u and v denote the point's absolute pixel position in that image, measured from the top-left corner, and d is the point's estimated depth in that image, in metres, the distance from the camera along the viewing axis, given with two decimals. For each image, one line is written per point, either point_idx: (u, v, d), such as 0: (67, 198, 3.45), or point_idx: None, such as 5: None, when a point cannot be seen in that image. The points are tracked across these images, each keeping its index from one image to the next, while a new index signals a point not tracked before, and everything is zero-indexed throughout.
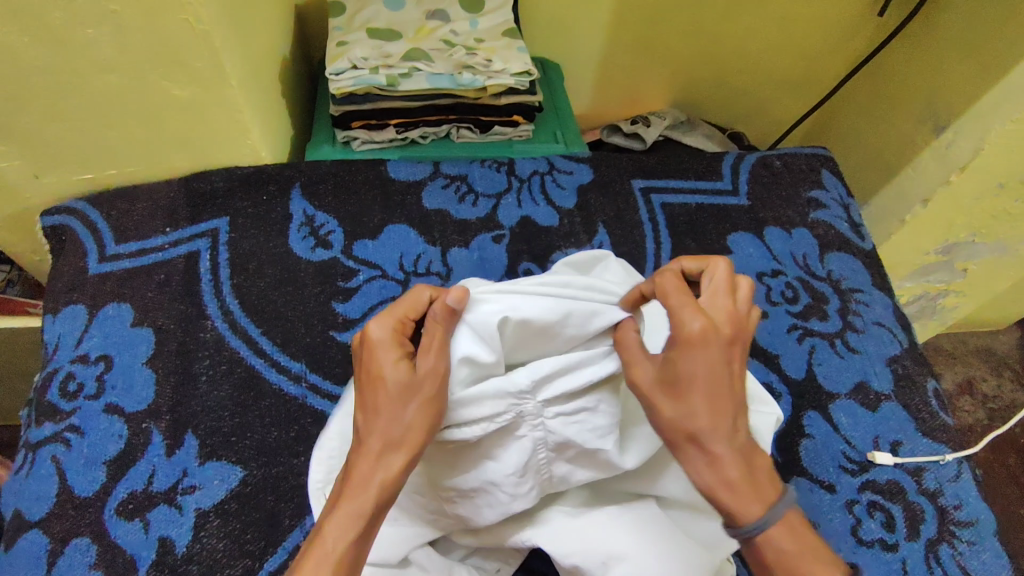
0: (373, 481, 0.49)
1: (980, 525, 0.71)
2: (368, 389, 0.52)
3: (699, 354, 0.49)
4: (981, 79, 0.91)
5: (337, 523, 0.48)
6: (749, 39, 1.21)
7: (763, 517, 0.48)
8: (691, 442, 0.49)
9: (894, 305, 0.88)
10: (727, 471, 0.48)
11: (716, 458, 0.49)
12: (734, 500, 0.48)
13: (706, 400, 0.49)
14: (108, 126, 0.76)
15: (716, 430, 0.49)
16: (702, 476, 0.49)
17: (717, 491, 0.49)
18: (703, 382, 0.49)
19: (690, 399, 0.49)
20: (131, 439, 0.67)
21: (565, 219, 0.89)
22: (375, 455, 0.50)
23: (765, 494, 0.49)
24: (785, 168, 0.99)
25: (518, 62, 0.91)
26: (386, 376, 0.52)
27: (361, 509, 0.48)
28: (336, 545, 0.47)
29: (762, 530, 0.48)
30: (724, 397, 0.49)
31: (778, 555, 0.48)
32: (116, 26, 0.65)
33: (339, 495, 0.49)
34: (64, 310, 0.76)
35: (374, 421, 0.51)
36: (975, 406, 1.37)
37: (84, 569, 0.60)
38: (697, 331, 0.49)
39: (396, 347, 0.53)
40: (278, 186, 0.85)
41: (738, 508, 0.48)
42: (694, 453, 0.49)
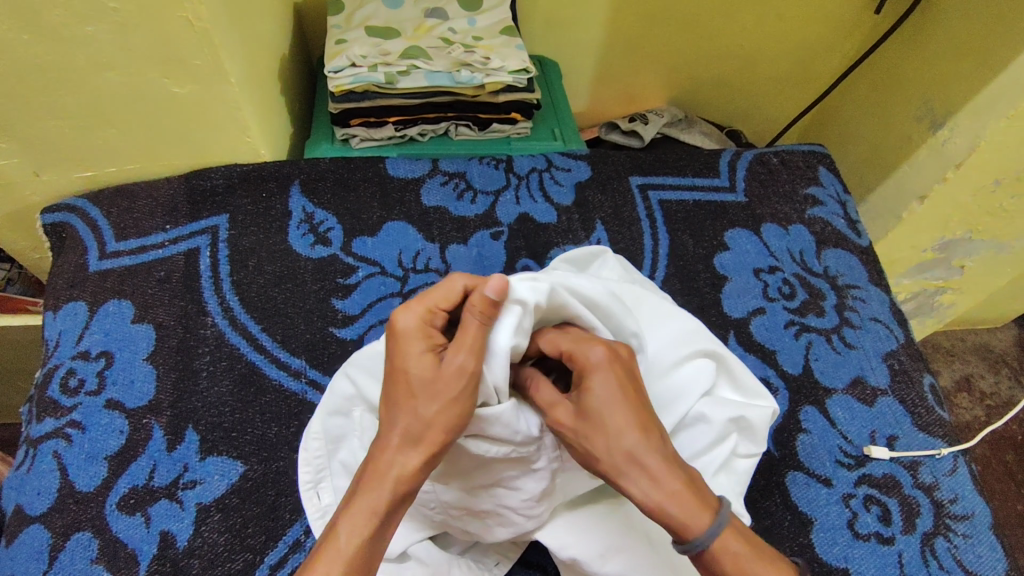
0: (389, 476, 0.48)
1: (975, 518, 0.72)
2: (390, 382, 0.51)
3: (601, 376, 0.52)
4: (976, 76, 0.91)
5: (352, 516, 0.47)
6: (747, 36, 1.21)
7: (711, 525, 0.47)
8: (625, 464, 0.49)
9: (890, 301, 0.89)
10: (668, 482, 0.48)
11: (649, 475, 0.48)
12: (683, 510, 0.47)
13: (622, 424, 0.49)
14: (108, 125, 0.76)
15: (642, 448, 0.49)
16: (643, 495, 0.48)
17: (663, 505, 0.48)
18: (618, 403, 0.50)
19: (607, 426, 0.50)
20: (132, 435, 0.68)
21: (564, 216, 0.89)
22: (394, 448, 0.49)
23: (709, 501, 0.48)
24: (782, 165, 0.99)
25: (516, 59, 0.91)
26: (409, 370, 0.50)
27: (374, 505, 0.48)
28: (349, 542, 0.46)
29: (718, 533, 0.47)
30: (637, 417, 0.50)
31: (733, 559, 0.47)
32: (116, 23, 0.65)
33: (352, 491, 0.49)
34: (65, 307, 0.76)
35: (390, 416, 0.50)
36: (973, 403, 1.38)
37: (85, 564, 0.61)
38: (597, 357, 0.53)
39: (421, 341, 0.52)
40: (277, 183, 0.86)
41: (686, 518, 0.47)
42: (630, 477, 0.49)
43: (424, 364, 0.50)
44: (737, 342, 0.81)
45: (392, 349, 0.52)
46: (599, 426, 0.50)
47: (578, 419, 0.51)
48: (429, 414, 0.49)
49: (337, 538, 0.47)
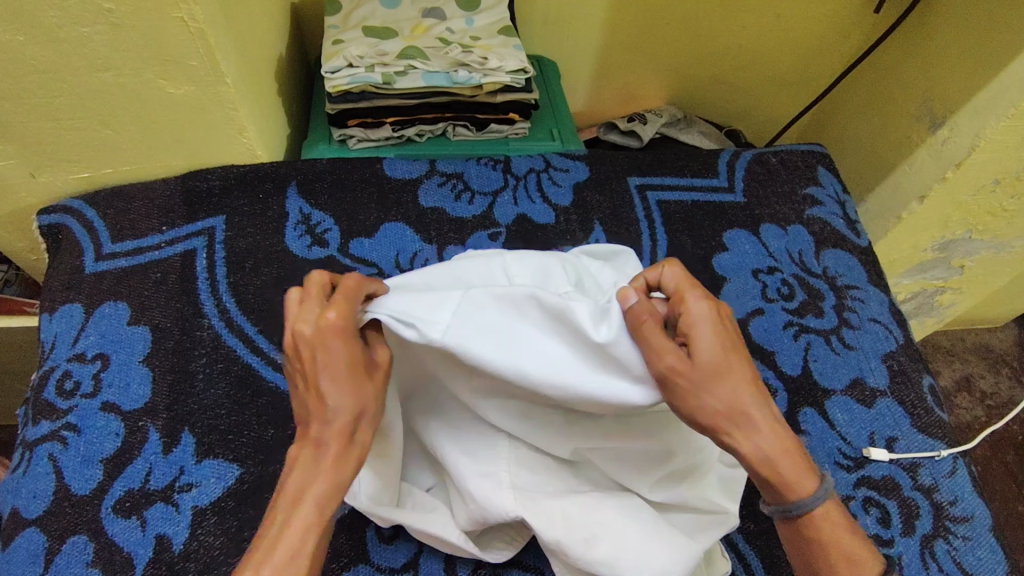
0: (345, 465, 0.50)
1: (975, 521, 0.72)
2: (331, 365, 0.50)
3: (708, 329, 0.52)
4: (975, 75, 0.91)
5: (319, 481, 0.49)
6: (746, 36, 1.21)
7: (817, 489, 0.51)
8: (736, 421, 0.51)
9: (889, 301, 0.89)
10: (774, 439, 0.51)
11: (761, 432, 0.51)
12: (794, 470, 0.51)
13: (739, 382, 0.51)
14: (104, 126, 0.76)
15: (753, 403, 0.51)
16: (753, 449, 0.51)
17: (772, 461, 0.51)
18: (732, 365, 0.52)
19: (722, 380, 0.51)
20: (128, 438, 0.68)
21: (562, 217, 0.89)
22: (342, 427, 0.50)
23: (805, 467, 0.52)
24: (781, 165, 0.99)
25: (514, 59, 0.91)
26: (351, 357, 0.51)
27: (341, 481, 0.49)
28: (324, 513, 0.48)
29: (819, 502, 0.51)
30: (745, 373, 0.52)
31: (831, 527, 0.51)
32: (111, 24, 0.65)
33: (316, 463, 0.49)
34: (61, 310, 0.76)
35: (342, 395, 0.50)
36: (973, 403, 1.38)
37: (81, 567, 0.61)
38: (701, 314, 0.53)
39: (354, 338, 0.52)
40: (274, 184, 0.86)
41: (794, 481, 0.51)
42: (741, 432, 0.51)
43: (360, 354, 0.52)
44: None
45: (326, 338, 0.51)
46: (717, 379, 0.51)
47: (694, 372, 0.50)
48: (370, 404, 0.51)
49: (307, 506, 0.48)
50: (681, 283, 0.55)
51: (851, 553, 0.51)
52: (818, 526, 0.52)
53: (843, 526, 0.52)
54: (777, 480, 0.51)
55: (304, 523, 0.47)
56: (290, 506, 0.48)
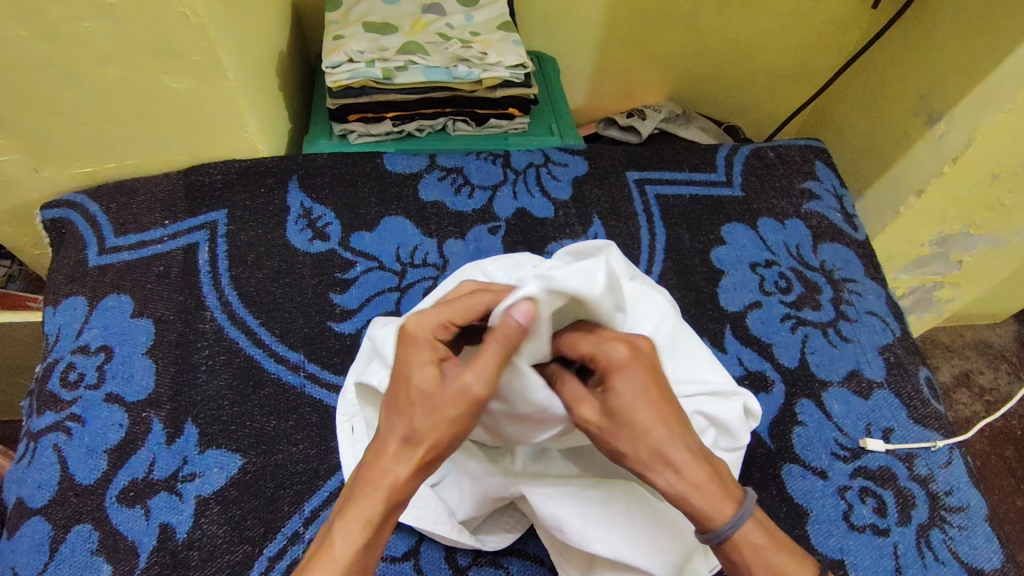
0: (383, 485, 0.48)
1: (970, 511, 0.72)
2: (392, 391, 0.50)
3: (630, 379, 0.50)
4: (973, 70, 0.92)
5: (348, 524, 0.47)
6: (744, 31, 1.22)
7: (736, 516, 0.48)
8: (653, 463, 0.49)
9: (886, 294, 0.89)
10: (691, 476, 0.48)
11: (674, 472, 0.48)
12: (705, 502, 0.48)
13: (647, 429, 0.48)
14: (108, 121, 0.77)
15: (674, 449, 0.49)
16: (669, 488, 0.49)
17: (686, 497, 0.49)
18: (642, 412, 0.49)
19: (631, 428, 0.49)
20: (132, 428, 0.68)
21: (561, 211, 0.90)
22: (390, 456, 0.48)
23: (721, 503, 0.49)
24: (779, 159, 1.00)
25: (513, 55, 0.92)
26: (411, 380, 0.49)
27: (368, 514, 0.47)
28: (341, 554, 0.46)
29: (741, 523, 0.48)
30: (661, 415, 0.49)
31: (752, 547, 0.49)
32: (114, 19, 0.65)
33: (349, 499, 0.48)
34: (65, 302, 0.77)
35: (393, 424, 0.49)
36: (972, 398, 1.38)
37: (85, 556, 0.61)
38: (625, 358, 0.50)
39: (427, 346, 0.50)
40: (276, 178, 0.86)
41: (711, 509, 0.48)
42: (656, 473, 0.49)
43: (430, 371, 0.49)
44: (733, 336, 0.82)
45: (402, 348, 0.51)
46: (623, 425, 0.49)
47: (603, 421, 0.50)
48: (425, 428, 0.48)
49: (332, 554, 0.46)
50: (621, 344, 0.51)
51: (781, 566, 0.49)
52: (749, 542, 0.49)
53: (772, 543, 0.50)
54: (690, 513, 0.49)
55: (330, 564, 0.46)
56: (325, 534, 0.48)
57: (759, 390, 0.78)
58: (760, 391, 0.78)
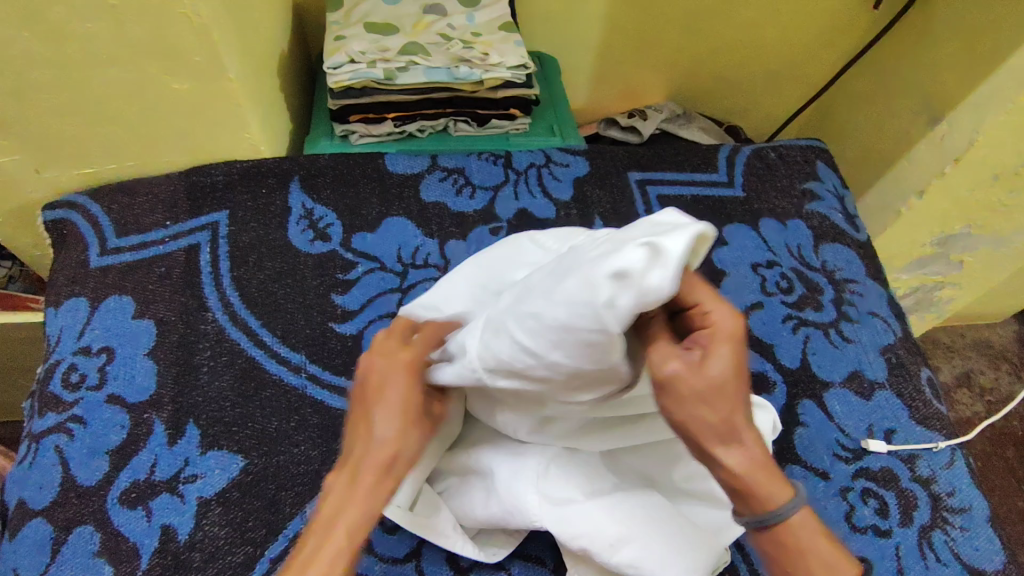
0: (385, 487, 0.48)
1: (972, 512, 0.72)
2: (386, 403, 0.51)
3: (727, 348, 0.45)
4: (975, 70, 0.91)
5: (350, 513, 0.46)
6: (746, 32, 1.21)
7: (793, 501, 0.46)
8: (727, 435, 0.45)
9: (888, 295, 0.89)
10: (756, 453, 0.46)
11: (743, 446, 0.45)
12: (767, 485, 0.45)
13: (737, 401, 0.45)
14: (109, 122, 0.77)
15: (747, 424, 0.46)
16: (733, 464, 0.45)
17: (752, 476, 0.45)
18: (734, 383, 0.45)
19: (722, 398, 0.44)
20: (133, 429, 0.68)
21: (562, 212, 0.90)
22: (390, 455, 0.49)
23: (779, 491, 0.46)
24: (780, 160, 1.00)
25: (514, 55, 0.92)
26: (401, 399, 0.51)
27: (374, 510, 0.47)
28: (348, 546, 0.46)
29: (795, 510, 0.46)
30: (745, 393, 0.46)
31: (797, 541, 0.46)
32: (116, 19, 0.65)
33: (350, 490, 0.47)
34: (66, 303, 0.77)
35: (391, 429, 0.50)
36: (973, 398, 1.38)
37: (87, 557, 0.61)
38: (728, 325, 0.46)
39: (409, 378, 0.52)
40: (277, 179, 0.86)
41: (770, 492, 0.45)
42: (726, 445, 0.45)
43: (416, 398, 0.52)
44: None
45: (389, 377, 0.52)
46: (715, 392, 0.44)
47: (694, 381, 0.44)
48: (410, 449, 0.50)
49: (337, 534, 0.46)
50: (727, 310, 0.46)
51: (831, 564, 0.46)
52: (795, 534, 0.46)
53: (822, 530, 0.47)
54: (748, 494, 0.46)
55: (334, 552, 0.45)
56: (321, 527, 0.46)
57: (761, 391, 0.78)
58: (762, 392, 0.78)
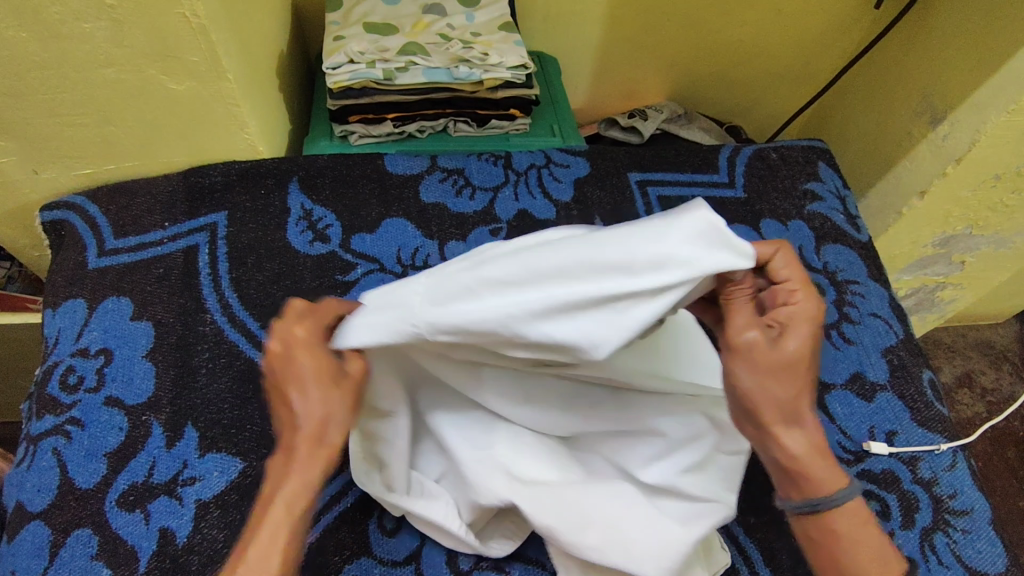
0: (316, 455, 0.49)
1: (974, 514, 0.72)
2: (299, 375, 0.50)
3: (806, 328, 0.51)
4: (977, 70, 0.91)
5: (291, 484, 0.49)
6: (746, 31, 1.21)
7: (848, 489, 0.50)
8: (791, 413, 0.50)
9: (890, 296, 0.89)
10: (816, 437, 0.51)
11: (805, 427, 0.51)
12: (825, 471, 0.50)
13: (806, 382, 0.50)
14: (108, 123, 0.76)
15: (809, 409, 0.51)
16: (795, 446, 0.50)
17: (811, 459, 0.50)
18: (805, 364, 0.50)
19: (792, 373, 0.50)
20: (132, 432, 0.68)
21: (562, 213, 0.89)
22: (315, 425, 0.50)
23: (837, 478, 0.50)
24: (782, 160, 0.99)
25: (514, 55, 0.91)
26: (314, 368, 0.50)
27: (309, 478, 0.49)
28: (289, 515, 0.48)
29: (849, 498, 0.50)
30: (811, 379, 0.51)
31: (825, 533, 0.50)
32: (113, 19, 0.65)
33: (286, 465, 0.49)
34: (64, 305, 0.77)
35: (309, 400, 0.50)
36: (974, 399, 1.38)
37: (85, 560, 0.61)
38: (805, 310, 0.52)
39: (319, 346, 0.51)
40: (276, 180, 0.86)
41: (826, 479, 0.50)
42: (792, 423, 0.50)
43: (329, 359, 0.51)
44: None
45: (294, 351, 0.51)
46: (789, 368, 0.50)
47: (772, 351, 0.50)
48: (333, 412, 0.50)
49: (278, 507, 0.48)
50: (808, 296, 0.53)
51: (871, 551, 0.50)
52: (841, 523, 0.50)
53: (867, 531, 0.50)
54: (801, 473, 0.50)
55: (276, 524, 0.47)
56: (263, 502, 0.49)
57: None
58: None
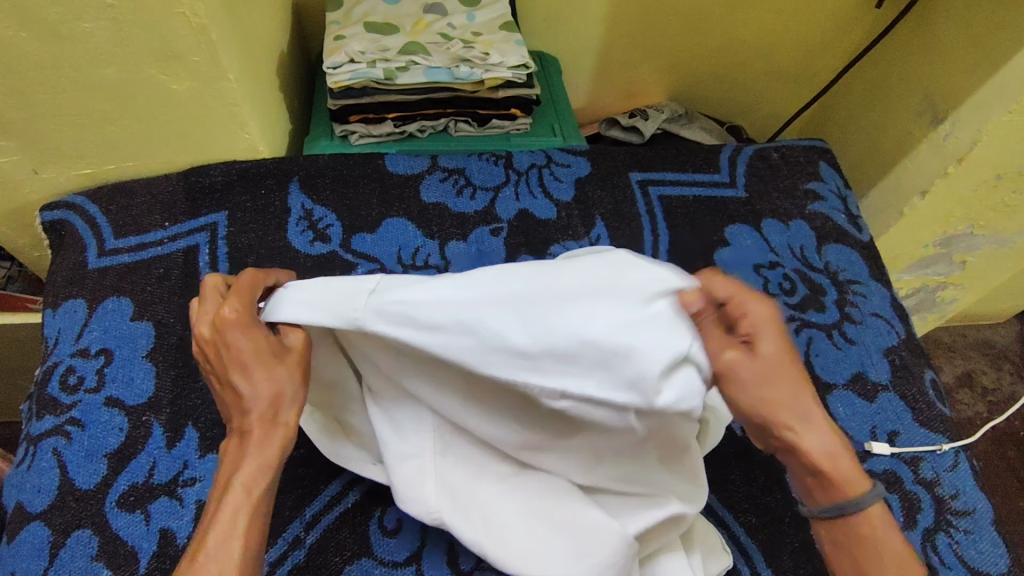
0: (273, 433, 0.50)
1: (977, 514, 0.72)
2: (237, 356, 0.51)
3: (772, 334, 0.50)
4: (979, 69, 0.91)
5: (248, 467, 0.49)
6: (747, 31, 1.21)
7: (870, 489, 0.51)
8: (796, 418, 0.50)
9: (891, 296, 0.89)
10: (829, 440, 0.51)
11: (817, 428, 0.50)
12: (841, 470, 0.51)
13: (794, 390, 0.50)
14: (108, 123, 0.76)
15: (814, 402, 0.51)
16: (813, 449, 0.50)
17: (831, 459, 0.51)
18: (783, 371, 0.50)
19: (778, 382, 0.50)
20: (132, 432, 0.68)
21: (563, 213, 0.89)
22: (266, 405, 0.50)
23: (853, 480, 0.51)
24: (782, 160, 0.99)
25: (515, 55, 0.91)
26: (252, 347, 0.51)
27: (267, 456, 0.49)
28: (254, 493, 0.48)
29: (876, 499, 0.51)
30: (799, 378, 0.50)
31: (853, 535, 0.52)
32: (114, 19, 0.65)
33: (243, 447, 0.49)
34: (64, 305, 0.76)
35: (257, 380, 0.50)
36: (975, 398, 1.38)
37: (85, 561, 0.61)
38: (762, 314, 0.51)
39: (254, 324, 0.52)
40: (276, 179, 0.86)
41: (848, 480, 0.51)
42: (804, 429, 0.50)
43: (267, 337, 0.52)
44: None
45: (225, 334, 0.51)
46: (770, 380, 0.50)
47: (749, 374, 0.49)
48: (280, 387, 0.51)
49: (236, 491, 0.48)
50: (758, 303, 0.51)
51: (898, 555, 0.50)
52: (868, 525, 0.51)
53: (893, 528, 0.51)
54: (829, 479, 0.51)
55: (236, 507, 0.47)
56: (224, 488, 0.49)
57: None
58: None
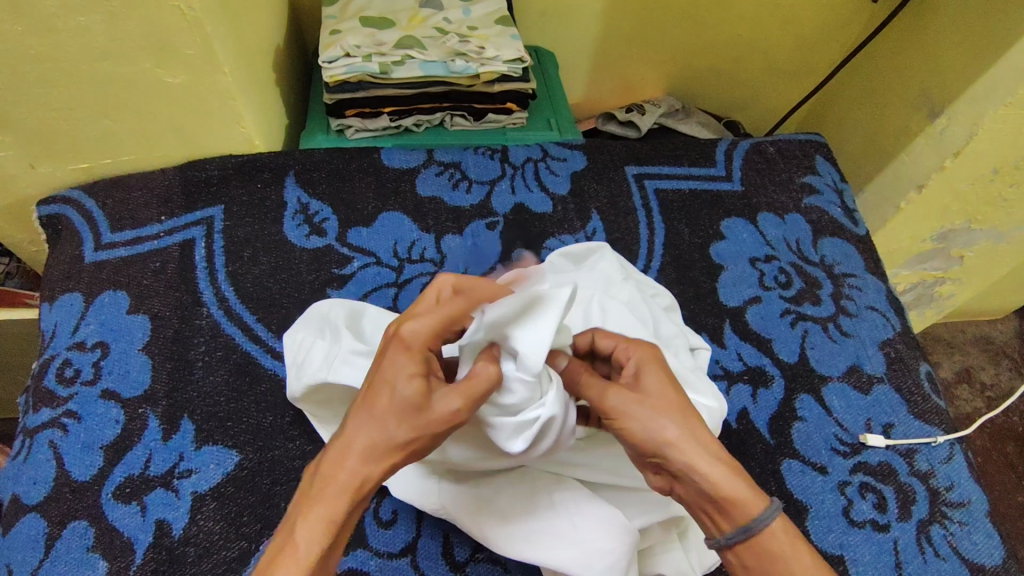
0: (356, 482, 0.46)
1: (971, 506, 0.72)
2: (373, 390, 0.48)
3: (655, 370, 0.53)
4: (976, 62, 0.91)
5: (310, 524, 0.45)
6: (744, 26, 1.21)
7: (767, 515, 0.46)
8: (684, 442, 0.48)
9: (887, 288, 0.89)
10: (715, 468, 0.47)
11: (704, 454, 0.48)
12: (735, 496, 0.47)
13: (676, 415, 0.49)
14: (104, 116, 0.76)
15: (700, 426, 0.50)
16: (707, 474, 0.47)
17: (724, 487, 0.47)
18: (661, 399, 0.50)
19: (663, 406, 0.50)
20: (128, 425, 0.68)
21: (559, 206, 0.89)
22: (356, 456, 0.47)
23: (749, 505, 0.47)
24: (779, 154, 0.99)
25: (511, 48, 0.91)
26: (395, 391, 0.47)
27: (332, 514, 0.45)
28: (307, 554, 0.44)
29: (775, 515, 0.47)
30: (681, 407, 0.50)
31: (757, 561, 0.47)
32: (108, 12, 0.65)
33: (318, 491, 0.46)
34: (61, 299, 0.77)
35: (372, 419, 0.47)
36: (973, 394, 1.38)
37: (81, 552, 0.61)
38: (642, 357, 0.54)
39: (418, 358, 0.49)
40: (272, 173, 0.86)
41: (744, 503, 0.47)
42: (695, 453, 0.48)
43: (417, 385, 0.47)
44: (732, 331, 0.81)
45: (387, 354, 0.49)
46: (653, 405, 0.50)
47: (627, 402, 0.50)
48: (391, 439, 0.47)
49: (294, 542, 0.44)
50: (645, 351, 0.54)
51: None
52: (776, 543, 0.46)
53: (800, 543, 0.47)
54: (727, 507, 0.47)
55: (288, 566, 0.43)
56: (284, 536, 0.45)
57: (759, 385, 0.77)
58: (759, 387, 0.77)
